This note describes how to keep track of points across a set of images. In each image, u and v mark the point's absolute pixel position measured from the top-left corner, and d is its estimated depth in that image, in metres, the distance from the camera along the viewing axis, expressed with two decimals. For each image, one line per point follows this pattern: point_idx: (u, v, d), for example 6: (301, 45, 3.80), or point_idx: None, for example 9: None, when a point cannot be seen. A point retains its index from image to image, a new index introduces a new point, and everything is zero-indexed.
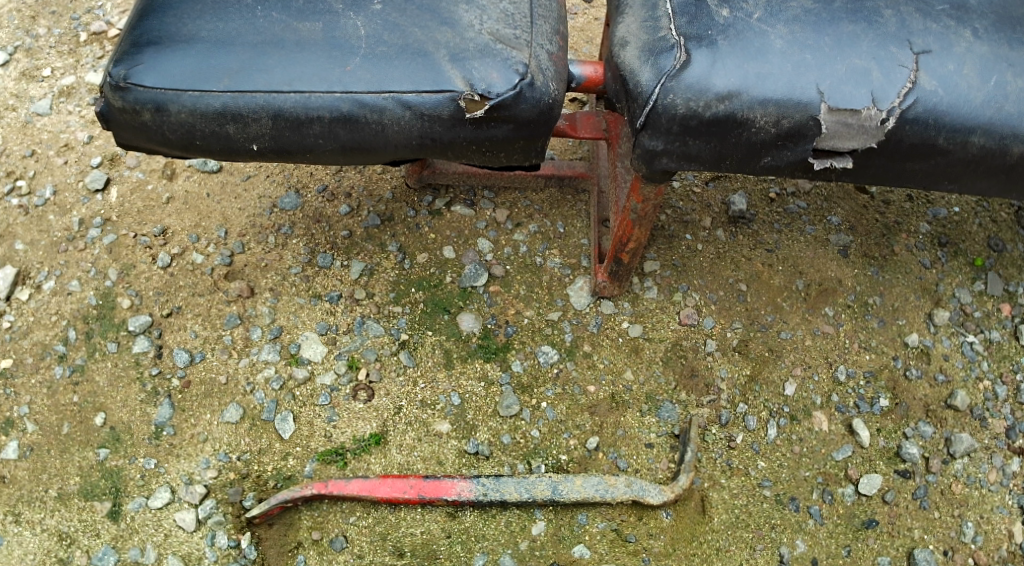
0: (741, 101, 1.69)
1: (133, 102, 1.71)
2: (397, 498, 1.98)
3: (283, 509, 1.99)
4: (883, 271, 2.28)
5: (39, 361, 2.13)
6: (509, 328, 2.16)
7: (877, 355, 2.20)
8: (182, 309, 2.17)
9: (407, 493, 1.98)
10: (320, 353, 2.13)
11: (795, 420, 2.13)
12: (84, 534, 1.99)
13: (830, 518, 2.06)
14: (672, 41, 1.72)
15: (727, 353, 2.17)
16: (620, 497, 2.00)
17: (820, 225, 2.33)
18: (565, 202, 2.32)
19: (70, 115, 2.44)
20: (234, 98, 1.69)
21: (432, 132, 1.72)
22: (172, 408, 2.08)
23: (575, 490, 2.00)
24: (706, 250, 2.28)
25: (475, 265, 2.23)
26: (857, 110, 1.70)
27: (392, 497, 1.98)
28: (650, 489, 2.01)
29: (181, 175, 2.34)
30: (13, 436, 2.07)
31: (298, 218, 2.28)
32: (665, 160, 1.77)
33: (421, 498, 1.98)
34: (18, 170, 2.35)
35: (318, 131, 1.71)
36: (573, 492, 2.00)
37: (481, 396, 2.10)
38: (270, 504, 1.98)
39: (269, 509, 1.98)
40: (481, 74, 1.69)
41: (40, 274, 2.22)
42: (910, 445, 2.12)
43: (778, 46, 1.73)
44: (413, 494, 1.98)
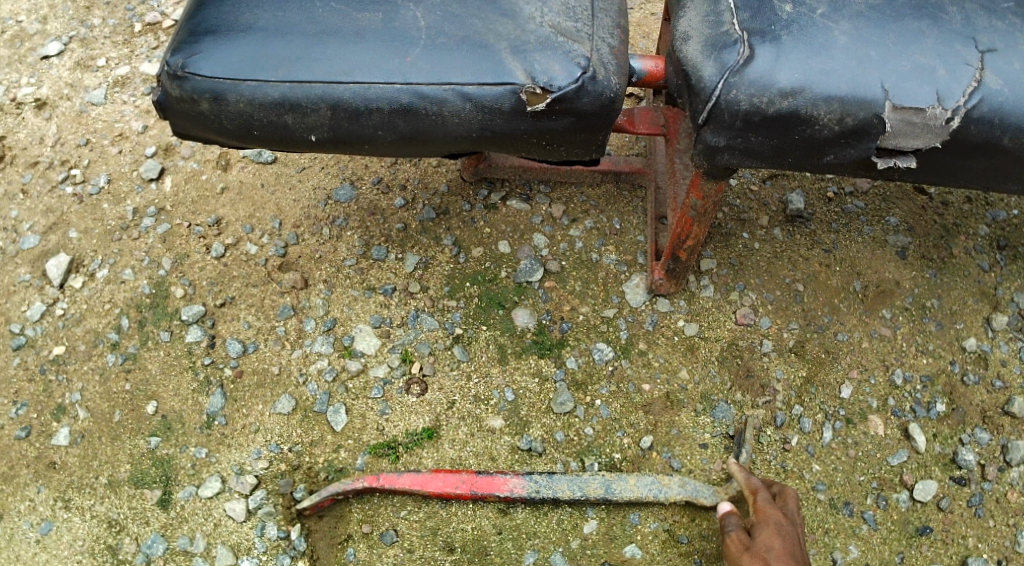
0: (805, 97, 1.66)
1: (190, 91, 1.70)
2: (449, 493, 1.97)
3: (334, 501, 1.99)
4: (941, 273, 2.24)
5: (91, 348, 2.14)
6: (564, 325, 2.15)
7: (935, 359, 2.16)
8: (235, 299, 2.18)
9: (459, 488, 1.97)
10: (373, 346, 2.13)
11: (851, 423, 2.10)
12: (134, 522, 2.00)
13: (884, 524, 2.03)
14: (735, 36, 1.69)
15: (783, 354, 2.14)
16: (673, 498, 1.98)
17: (878, 226, 2.29)
18: (622, 198, 2.30)
19: (125, 105, 2.46)
20: (293, 88, 1.68)
21: (491, 125, 1.71)
22: (224, 398, 2.09)
23: (628, 489, 1.99)
24: (763, 249, 2.25)
25: (531, 259, 2.21)
26: (922, 109, 1.65)
27: (444, 491, 1.97)
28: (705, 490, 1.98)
29: (236, 165, 2.34)
30: (65, 423, 2.08)
31: (352, 210, 2.28)
32: (727, 157, 1.74)
33: (473, 493, 1.97)
34: (72, 159, 2.37)
35: (377, 122, 1.70)
36: (627, 492, 1.98)
37: (535, 392, 2.09)
38: (321, 496, 1.98)
39: (321, 501, 1.98)
40: (543, 66, 1.68)
41: (93, 262, 2.23)
42: (966, 451, 2.08)
43: (842, 42, 1.68)
44: (465, 489, 1.97)
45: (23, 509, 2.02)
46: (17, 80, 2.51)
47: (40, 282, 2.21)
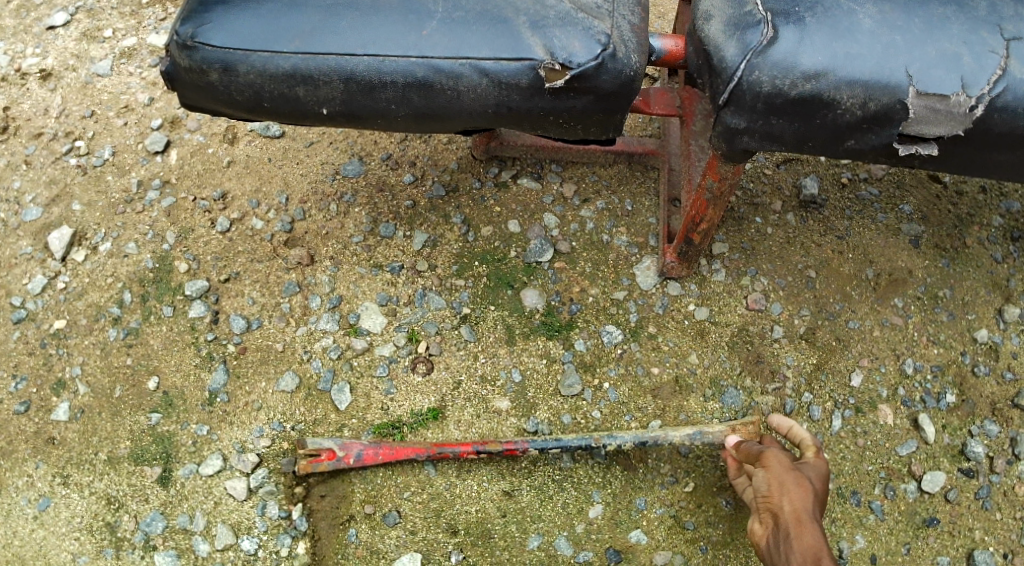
0: (828, 80, 1.62)
1: (200, 61, 1.67)
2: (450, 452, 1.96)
3: (333, 456, 1.95)
4: (954, 263, 2.21)
5: (93, 322, 2.11)
6: (573, 306, 2.12)
7: (946, 350, 2.13)
8: (241, 275, 2.15)
9: (461, 445, 1.96)
10: (379, 324, 2.10)
11: (860, 412, 2.07)
12: (133, 499, 1.97)
13: (892, 515, 2.01)
14: (758, 17, 1.66)
15: (794, 341, 2.11)
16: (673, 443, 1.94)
17: (891, 214, 2.26)
18: (634, 179, 2.27)
19: (131, 76, 2.42)
20: (306, 60, 1.65)
21: (508, 101, 1.68)
22: (227, 374, 2.06)
23: (633, 435, 1.96)
24: (776, 234, 2.22)
25: (541, 240, 2.18)
26: (946, 96, 1.62)
27: (446, 450, 1.96)
28: (715, 432, 1.94)
29: (243, 139, 2.31)
30: (65, 398, 2.05)
31: (360, 186, 2.25)
32: (747, 139, 1.71)
33: (475, 448, 1.96)
34: (77, 130, 2.34)
35: (391, 96, 1.67)
36: (627, 441, 1.95)
37: (542, 373, 2.07)
38: (324, 444, 1.96)
39: (320, 451, 1.96)
40: (563, 43, 1.65)
41: (96, 235, 2.20)
42: (975, 443, 2.06)
43: (867, 26, 1.65)
44: (468, 446, 1.96)
45: (22, 484, 1.99)
46: (21, 51, 2.47)
47: (41, 255, 2.18)
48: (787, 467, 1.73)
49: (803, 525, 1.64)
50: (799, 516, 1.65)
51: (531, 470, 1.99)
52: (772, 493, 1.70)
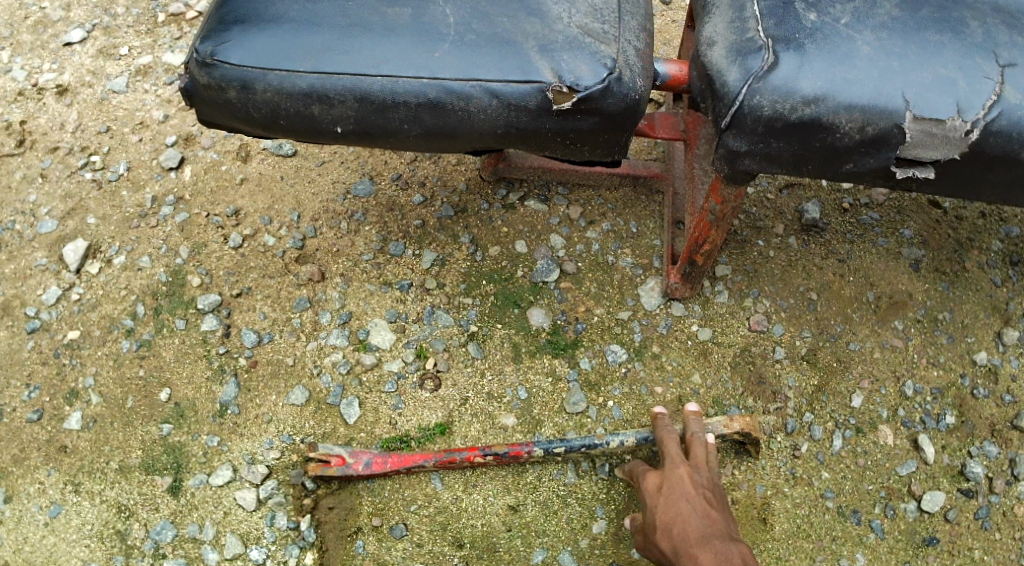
0: (827, 105, 1.66)
1: (218, 79, 1.71)
2: (455, 458, 1.99)
3: (342, 462, 2.00)
4: (954, 286, 2.24)
5: (106, 334, 2.15)
6: (579, 325, 2.16)
7: (946, 371, 2.16)
8: (252, 290, 2.19)
9: (467, 450, 2.00)
10: (388, 340, 2.14)
11: (860, 433, 2.10)
12: (143, 508, 2.01)
13: (891, 534, 2.03)
14: (760, 42, 1.69)
15: (796, 361, 2.15)
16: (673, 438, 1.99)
17: (893, 237, 2.29)
18: (639, 202, 2.31)
19: (146, 93, 2.47)
20: (321, 79, 1.69)
21: (517, 122, 1.72)
22: (238, 387, 2.10)
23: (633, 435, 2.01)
24: (778, 257, 2.25)
25: (548, 260, 2.22)
26: (942, 120, 1.66)
27: (451, 456, 1.99)
28: (712, 423, 2.01)
29: (256, 157, 2.35)
30: (77, 408, 2.09)
31: (372, 205, 2.29)
32: (748, 161, 1.75)
33: (481, 452, 1.99)
34: (93, 145, 2.38)
35: (403, 116, 1.71)
36: (629, 438, 2.00)
37: (548, 391, 2.10)
38: (333, 450, 2.01)
39: (329, 457, 2.00)
40: (571, 66, 1.69)
41: (111, 248, 2.24)
42: (974, 464, 2.09)
43: (865, 52, 1.69)
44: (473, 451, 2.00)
45: (33, 492, 2.03)
46: (39, 67, 2.52)
47: (57, 266, 2.23)
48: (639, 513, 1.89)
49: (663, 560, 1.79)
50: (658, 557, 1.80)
51: (536, 485, 2.03)
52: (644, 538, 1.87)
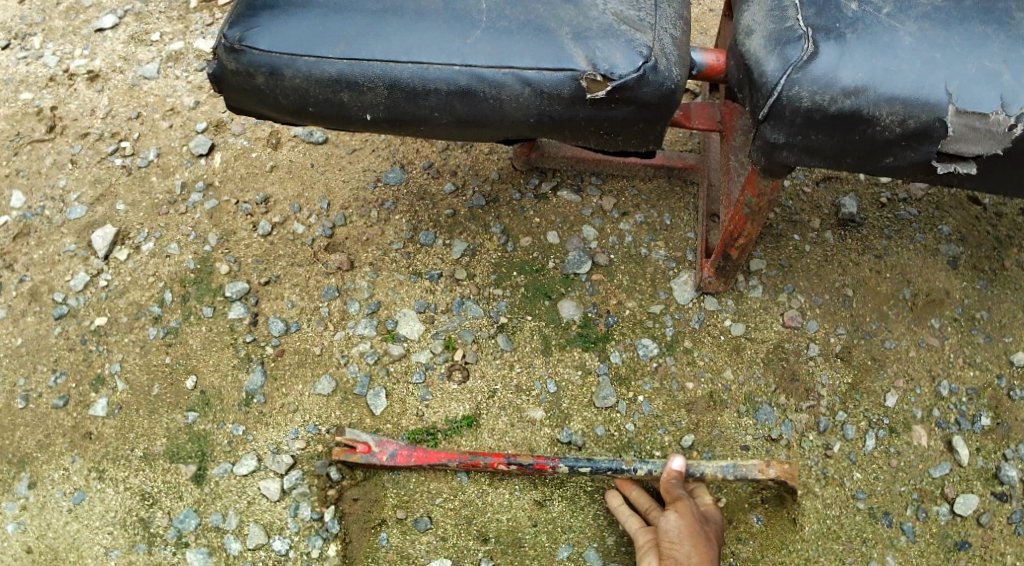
0: (868, 97, 1.62)
1: (247, 65, 1.69)
2: (478, 463, 1.96)
3: (368, 450, 1.98)
4: (992, 285, 2.20)
5: (133, 320, 2.15)
6: (610, 318, 2.13)
7: (982, 372, 2.12)
8: (281, 278, 2.18)
9: (491, 456, 1.97)
10: (417, 330, 2.12)
11: (894, 432, 2.06)
12: (167, 496, 2.00)
13: (923, 537, 1.99)
14: (799, 32, 1.66)
15: (829, 359, 2.11)
16: (704, 474, 1.92)
17: (930, 234, 2.25)
18: (673, 194, 2.28)
19: (177, 80, 2.46)
20: (351, 66, 1.67)
21: (550, 111, 1.69)
22: (264, 375, 2.09)
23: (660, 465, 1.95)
24: (814, 252, 2.22)
25: (580, 252, 2.20)
26: (985, 114, 1.62)
27: (474, 460, 1.96)
28: (748, 467, 1.92)
29: (287, 145, 2.35)
30: (103, 394, 2.09)
31: (402, 194, 2.28)
32: (786, 154, 1.71)
33: (505, 458, 1.96)
34: (123, 132, 2.38)
35: (434, 104, 1.69)
36: (657, 468, 1.94)
37: (577, 384, 2.07)
38: (361, 437, 1.99)
39: (355, 443, 1.99)
40: (605, 54, 1.66)
41: (139, 235, 2.23)
42: (1010, 467, 2.04)
43: (907, 43, 1.65)
44: (498, 457, 1.96)
45: (57, 477, 2.02)
46: (70, 52, 2.52)
47: (85, 252, 2.22)
48: (698, 519, 1.84)
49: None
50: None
51: (563, 480, 2.01)
52: (678, 542, 1.81)
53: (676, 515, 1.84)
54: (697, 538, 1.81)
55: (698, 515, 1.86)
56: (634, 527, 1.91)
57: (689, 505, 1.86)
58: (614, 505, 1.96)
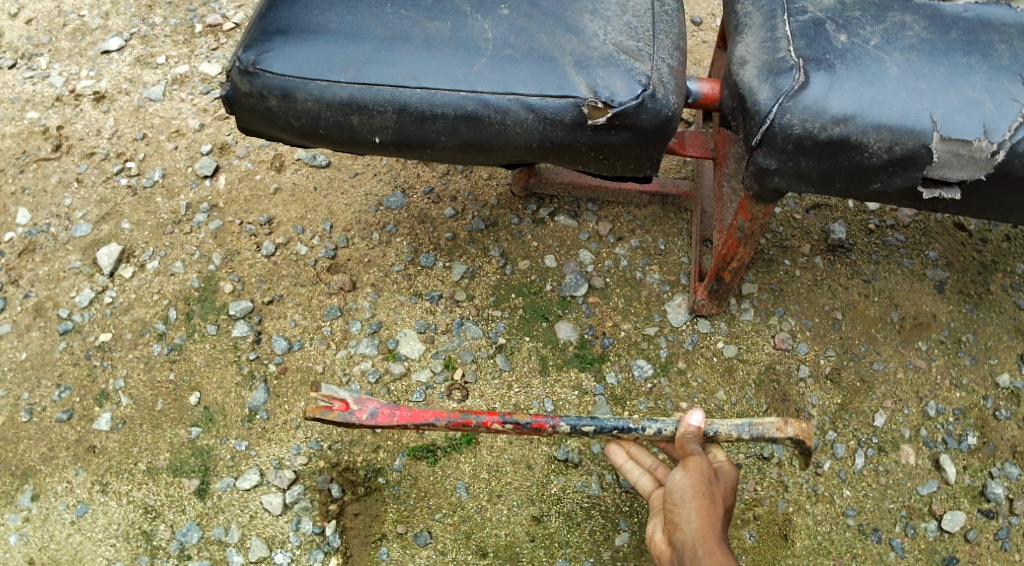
0: (857, 125, 1.68)
1: (260, 87, 1.74)
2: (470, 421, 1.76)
3: (346, 408, 1.76)
4: (978, 308, 2.26)
5: (138, 337, 2.19)
6: (606, 339, 2.18)
7: (968, 393, 2.17)
8: (284, 297, 2.23)
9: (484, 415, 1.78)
10: (417, 350, 2.16)
11: (882, 451, 2.12)
12: (170, 509, 2.04)
13: (911, 552, 2.04)
14: (792, 62, 1.72)
15: (819, 380, 2.17)
16: (717, 434, 1.75)
17: (917, 259, 2.31)
18: (668, 220, 2.34)
19: (182, 102, 2.51)
20: (362, 90, 1.72)
21: (552, 136, 1.74)
22: (267, 393, 2.13)
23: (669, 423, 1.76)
24: (804, 277, 2.27)
25: (576, 275, 2.25)
26: (969, 141, 1.67)
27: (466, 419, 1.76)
28: (765, 426, 1.74)
29: (290, 167, 2.39)
30: (107, 409, 2.13)
31: (403, 217, 2.33)
32: (777, 179, 1.76)
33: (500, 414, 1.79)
34: (128, 152, 2.42)
35: (441, 128, 1.74)
36: (667, 427, 1.76)
37: (574, 403, 2.12)
38: (339, 392, 1.76)
39: (332, 400, 1.75)
40: (606, 82, 1.71)
41: (144, 253, 2.28)
42: (995, 485, 2.09)
43: (894, 73, 1.71)
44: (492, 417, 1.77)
45: (61, 490, 2.06)
46: (77, 73, 2.56)
47: (90, 269, 2.27)
48: (707, 478, 1.69)
49: (708, 540, 1.62)
50: (706, 534, 1.62)
51: (560, 497, 2.05)
52: (681, 503, 1.67)
53: (681, 474, 1.70)
54: (703, 498, 1.66)
55: (709, 472, 1.70)
56: (645, 486, 1.83)
57: (700, 462, 1.70)
58: (623, 463, 1.87)
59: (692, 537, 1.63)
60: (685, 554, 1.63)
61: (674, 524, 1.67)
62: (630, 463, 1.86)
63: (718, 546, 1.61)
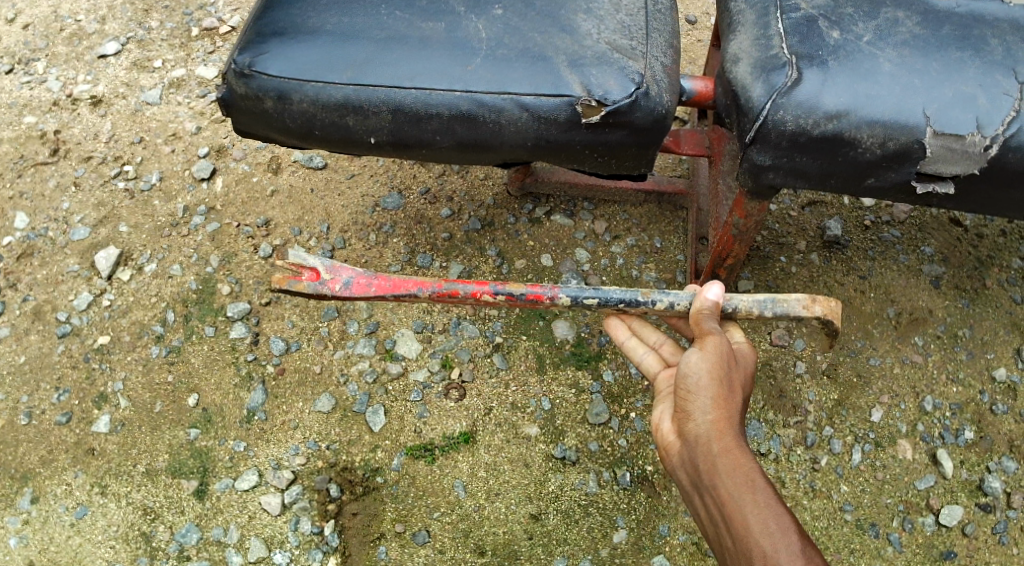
0: (850, 120, 1.68)
1: (256, 89, 1.75)
2: (457, 291, 1.74)
3: (315, 277, 1.76)
4: (974, 303, 2.26)
5: (136, 339, 2.19)
6: (602, 338, 2.19)
7: (965, 388, 2.18)
8: (281, 299, 2.23)
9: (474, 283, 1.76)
10: (415, 350, 2.17)
11: (880, 446, 2.12)
12: (169, 511, 2.04)
13: (909, 547, 2.04)
14: (784, 59, 1.73)
15: (816, 376, 2.17)
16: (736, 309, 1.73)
17: (913, 255, 2.31)
18: (664, 218, 2.34)
19: (179, 105, 2.52)
20: (357, 91, 1.73)
21: (547, 135, 1.75)
22: (265, 394, 2.14)
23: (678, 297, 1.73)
24: (800, 273, 2.28)
25: (573, 274, 2.26)
26: (962, 136, 1.68)
27: (453, 289, 1.74)
28: (790, 304, 1.72)
29: (287, 169, 2.40)
30: (106, 411, 2.13)
31: (400, 218, 2.33)
32: (772, 176, 1.77)
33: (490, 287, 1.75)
34: (126, 155, 2.43)
35: (436, 128, 1.74)
36: (679, 301, 1.73)
37: (571, 401, 2.13)
38: (311, 260, 1.77)
39: (301, 268, 1.77)
40: (599, 81, 1.72)
41: (142, 256, 2.29)
42: (993, 478, 2.09)
43: (887, 69, 1.71)
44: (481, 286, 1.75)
45: (60, 492, 2.06)
46: (74, 77, 2.57)
47: (88, 273, 2.27)
48: (726, 362, 1.61)
49: (724, 435, 1.53)
50: (721, 428, 1.54)
51: (558, 494, 2.05)
52: (695, 390, 1.57)
53: (698, 355, 1.60)
54: (719, 387, 1.57)
55: (727, 355, 1.62)
56: (649, 366, 1.76)
57: (719, 344, 1.62)
58: (625, 340, 1.81)
59: (706, 430, 1.54)
60: (698, 449, 1.54)
61: (685, 412, 1.57)
62: (632, 341, 1.80)
63: (731, 440, 1.53)
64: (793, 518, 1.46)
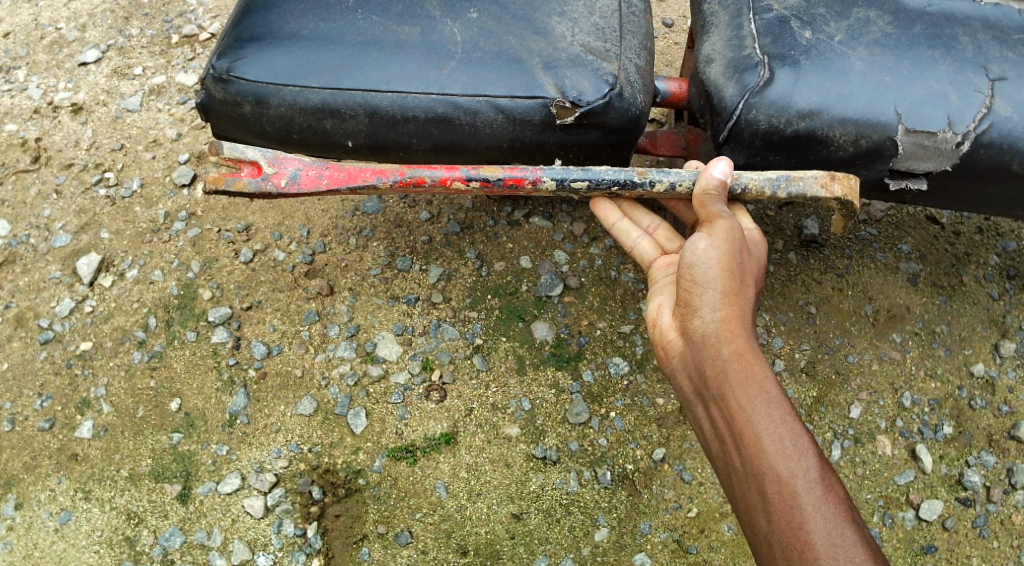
0: (822, 119, 1.71)
1: (234, 94, 1.77)
2: (424, 181, 1.75)
3: (258, 175, 1.78)
4: (951, 300, 2.28)
5: (118, 345, 2.20)
6: (582, 338, 2.20)
7: (943, 383, 2.20)
8: (262, 303, 2.24)
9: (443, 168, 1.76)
10: (396, 352, 2.18)
11: (859, 442, 2.14)
12: (153, 515, 2.05)
13: (889, 542, 2.06)
14: (756, 59, 1.74)
15: (794, 374, 2.19)
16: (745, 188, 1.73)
17: (890, 253, 2.32)
18: None
19: (159, 112, 2.52)
20: (334, 94, 1.73)
21: (522, 136, 1.76)
22: (247, 398, 2.14)
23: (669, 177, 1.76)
24: (778, 272, 2.29)
25: (551, 275, 2.27)
26: (934, 133, 1.70)
27: (420, 178, 1.75)
28: (805, 183, 1.73)
29: None
30: (88, 417, 2.13)
31: (379, 222, 2.33)
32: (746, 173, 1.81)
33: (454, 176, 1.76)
34: (107, 162, 2.43)
35: (412, 130, 1.76)
36: (679, 180, 1.75)
37: (551, 402, 2.14)
38: (247, 155, 1.78)
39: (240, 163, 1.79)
40: (574, 82, 1.73)
41: (124, 262, 2.29)
42: (972, 473, 2.11)
43: (859, 68, 1.73)
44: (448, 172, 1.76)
45: (44, 498, 2.07)
46: (54, 85, 2.57)
47: (70, 279, 2.28)
48: (736, 253, 1.66)
49: (734, 337, 1.60)
50: (730, 326, 1.61)
51: (540, 494, 2.07)
52: (703, 283, 1.63)
53: (707, 243, 1.65)
54: (728, 281, 1.63)
55: (737, 245, 1.67)
56: (645, 250, 1.86)
57: (729, 231, 1.67)
58: (616, 221, 1.89)
59: (716, 331, 1.60)
60: (705, 349, 1.61)
61: (691, 307, 1.64)
62: (626, 224, 1.88)
63: (739, 338, 1.60)
64: (810, 438, 1.55)
